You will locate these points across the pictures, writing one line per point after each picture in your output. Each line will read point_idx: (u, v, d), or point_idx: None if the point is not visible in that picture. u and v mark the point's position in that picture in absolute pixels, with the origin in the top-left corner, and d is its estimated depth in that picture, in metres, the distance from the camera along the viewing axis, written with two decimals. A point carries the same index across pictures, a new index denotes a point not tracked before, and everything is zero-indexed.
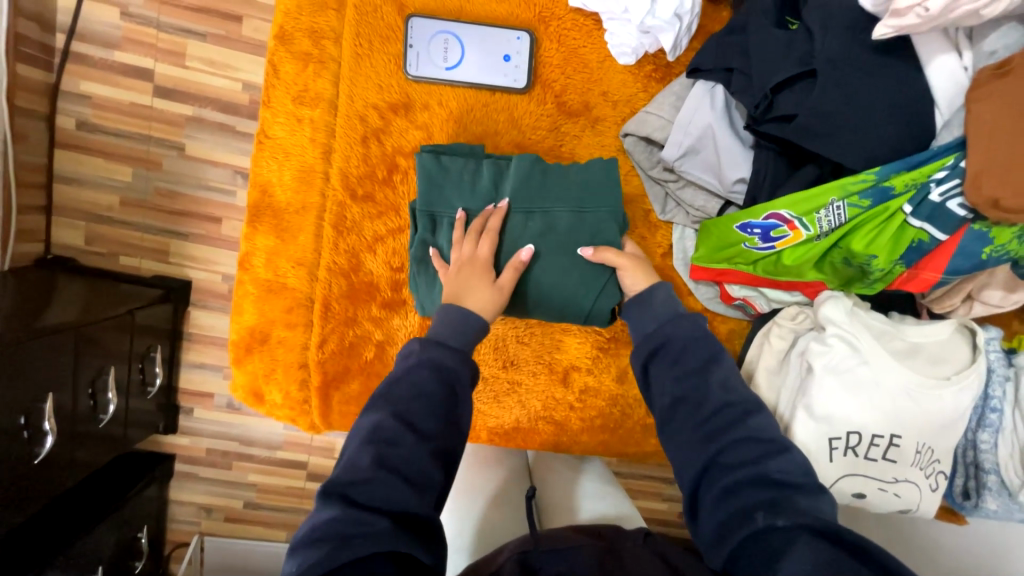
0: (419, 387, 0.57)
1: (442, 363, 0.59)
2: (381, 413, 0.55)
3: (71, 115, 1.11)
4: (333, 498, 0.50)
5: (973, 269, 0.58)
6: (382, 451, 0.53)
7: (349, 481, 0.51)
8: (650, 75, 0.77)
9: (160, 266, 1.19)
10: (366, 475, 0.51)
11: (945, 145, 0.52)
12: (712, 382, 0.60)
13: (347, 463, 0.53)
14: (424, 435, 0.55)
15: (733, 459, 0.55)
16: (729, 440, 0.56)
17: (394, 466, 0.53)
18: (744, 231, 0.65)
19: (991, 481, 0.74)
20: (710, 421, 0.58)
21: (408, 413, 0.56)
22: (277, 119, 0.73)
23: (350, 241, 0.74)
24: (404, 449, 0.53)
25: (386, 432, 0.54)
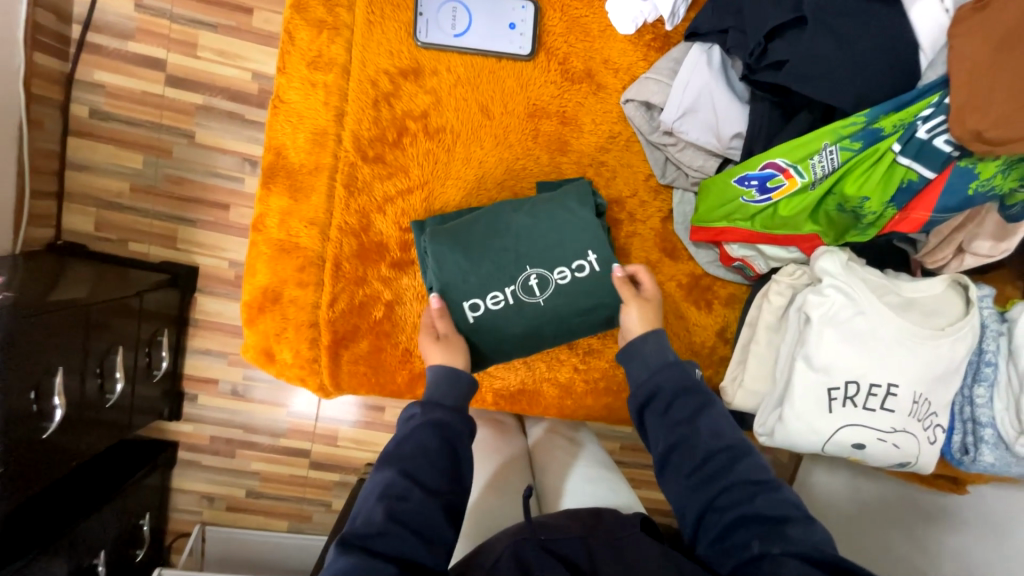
0: (422, 445, 0.59)
1: (449, 413, 0.62)
2: (390, 471, 0.57)
3: (84, 104, 1.14)
4: (348, 552, 0.51)
5: (961, 206, 0.61)
6: (394, 507, 0.54)
7: (365, 536, 0.52)
8: (649, 44, 0.79)
9: (168, 252, 1.22)
10: (379, 530, 0.53)
11: (930, 84, 0.56)
12: (704, 424, 0.61)
13: (364, 517, 0.55)
14: (430, 488, 0.57)
15: (729, 503, 0.56)
16: (725, 485, 0.57)
17: (409, 517, 0.54)
18: (742, 184, 0.68)
19: (987, 434, 0.75)
20: (705, 466, 0.59)
21: (415, 471, 0.57)
22: (292, 84, 0.76)
23: (361, 201, 0.77)
24: (411, 504, 0.55)
25: (396, 489, 0.56)
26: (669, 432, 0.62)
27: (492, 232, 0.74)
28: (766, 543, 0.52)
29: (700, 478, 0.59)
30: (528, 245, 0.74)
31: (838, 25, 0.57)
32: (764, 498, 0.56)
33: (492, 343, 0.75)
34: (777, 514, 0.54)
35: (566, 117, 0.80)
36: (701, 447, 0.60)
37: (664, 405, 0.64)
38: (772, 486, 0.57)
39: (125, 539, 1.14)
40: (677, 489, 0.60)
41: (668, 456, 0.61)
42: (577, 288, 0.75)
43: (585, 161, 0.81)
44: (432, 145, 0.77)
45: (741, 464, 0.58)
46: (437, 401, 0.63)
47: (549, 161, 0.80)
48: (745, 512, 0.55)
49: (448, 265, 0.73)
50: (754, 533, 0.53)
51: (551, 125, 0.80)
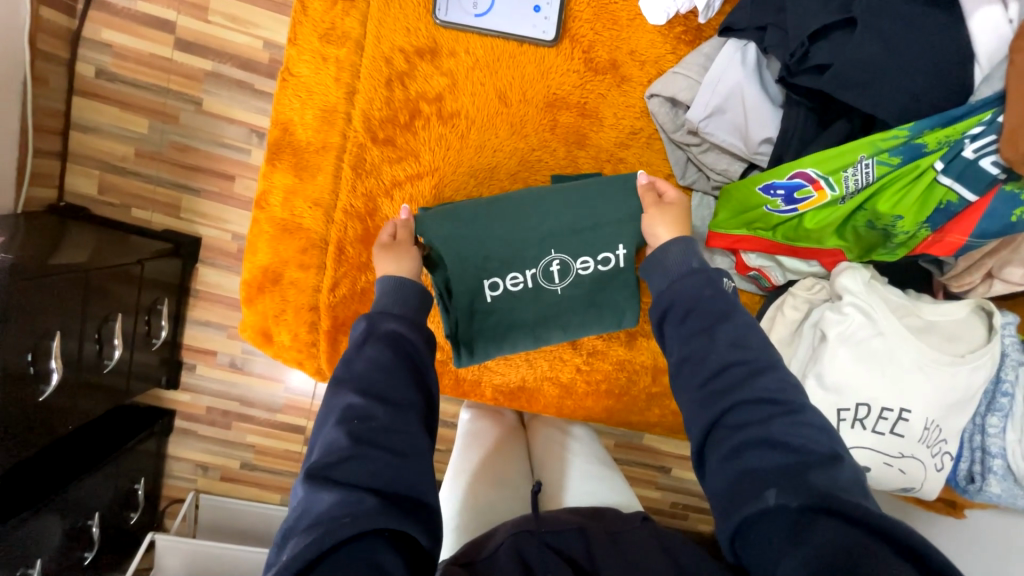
0: (379, 361, 0.53)
1: (403, 324, 0.57)
2: (345, 393, 0.51)
3: (91, 63, 1.11)
4: (318, 486, 0.45)
5: (1001, 232, 0.58)
6: (358, 428, 0.49)
7: (327, 463, 0.47)
8: (680, 37, 0.75)
9: (170, 220, 1.19)
10: (345, 454, 0.47)
11: (985, 99, 0.53)
12: (723, 335, 0.53)
13: (325, 446, 0.48)
14: (395, 402, 0.51)
15: (741, 422, 0.49)
16: (739, 402, 0.50)
17: (377, 436, 0.48)
18: (767, 193, 0.65)
19: (997, 465, 0.73)
20: (721, 377, 0.52)
21: (375, 388, 0.52)
22: (303, 57, 0.73)
23: (368, 184, 0.74)
24: (379, 422, 0.49)
25: (357, 411, 0.50)
26: (685, 343, 0.55)
27: (512, 218, 0.70)
28: (784, 493, 0.43)
29: (711, 391, 0.51)
30: (553, 227, 0.70)
31: (889, 30, 0.54)
32: (784, 421, 0.47)
33: (503, 325, 0.75)
34: (798, 445, 0.46)
35: (587, 110, 0.76)
36: (716, 358, 0.52)
37: (680, 316, 0.56)
38: (793, 408, 0.48)
39: (119, 503, 1.15)
40: (687, 403, 0.53)
41: (679, 370, 0.55)
42: (597, 281, 0.74)
43: (603, 156, 0.78)
44: (446, 130, 0.74)
45: (760, 379, 0.50)
46: (390, 312, 0.58)
47: (566, 154, 0.77)
48: (757, 434, 0.47)
49: (459, 251, 0.70)
50: (769, 471, 0.45)
51: (570, 117, 0.76)
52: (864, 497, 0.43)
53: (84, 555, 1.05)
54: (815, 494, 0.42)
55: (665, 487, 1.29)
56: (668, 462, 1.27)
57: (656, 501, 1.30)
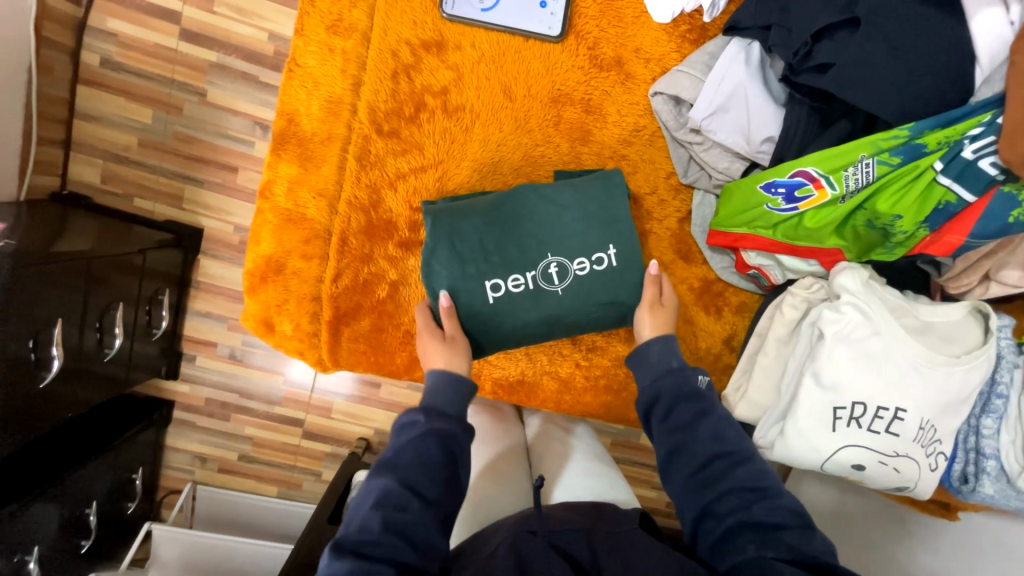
0: (424, 454, 0.58)
1: (453, 424, 0.62)
2: (387, 479, 0.56)
3: (96, 52, 1.11)
4: (342, 555, 0.52)
5: (999, 233, 0.58)
6: (392, 516, 0.54)
7: (358, 540, 0.53)
8: (684, 36, 0.75)
9: (173, 211, 1.20)
10: (377, 538, 0.52)
11: (984, 101, 0.54)
12: (705, 429, 0.61)
13: (358, 524, 0.54)
14: (430, 498, 0.57)
15: (727, 507, 0.56)
16: (723, 490, 0.57)
17: (406, 527, 0.54)
18: (768, 191, 0.66)
19: (990, 466, 0.74)
20: (706, 470, 0.59)
21: (412, 479, 0.57)
22: (309, 48, 0.73)
23: (372, 175, 0.75)
24: (412, 514, 0.54)
25: (394, 498, 0.55)
26: (671, 438, 0.62)
27: (517, 218, 0.72)
28: (763, 548, 0.52)
29: (698, 482, 0.59)
30: (553, 231, 0.72)
31: (892, 30, 0.54)
32: (763, 503, 0.55)
33: (506, 326, 0.73)
34: (775, 523, 0.54)
35: (591, 106, 0.77)
36: (700, 451, 0.60)
37: (665, 410, 0.64)
38: (771, 494, 0.56)
39: (117, 492, 1.15)
40: (680, 491, 0.60)
41: (669, 462, 0.62)
42: (595, 283, 0.73)
43: (606, 153, 0.78)
44: (450, 124, 0.75)
45: (740, 470, 0.58)
46: (440, 410, 0.63)
47: (570, 150, 0.78)
48: (742, 520, 0.54)
49: (462, 249, 0.71)
50: (751, 541, 0.53)
51: (575, 113, 0.77)
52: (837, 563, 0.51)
53: (81, 543, 1.05)
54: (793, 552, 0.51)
55: (661, 487, 1.29)
56: None
57: (652, 501, 1.31)
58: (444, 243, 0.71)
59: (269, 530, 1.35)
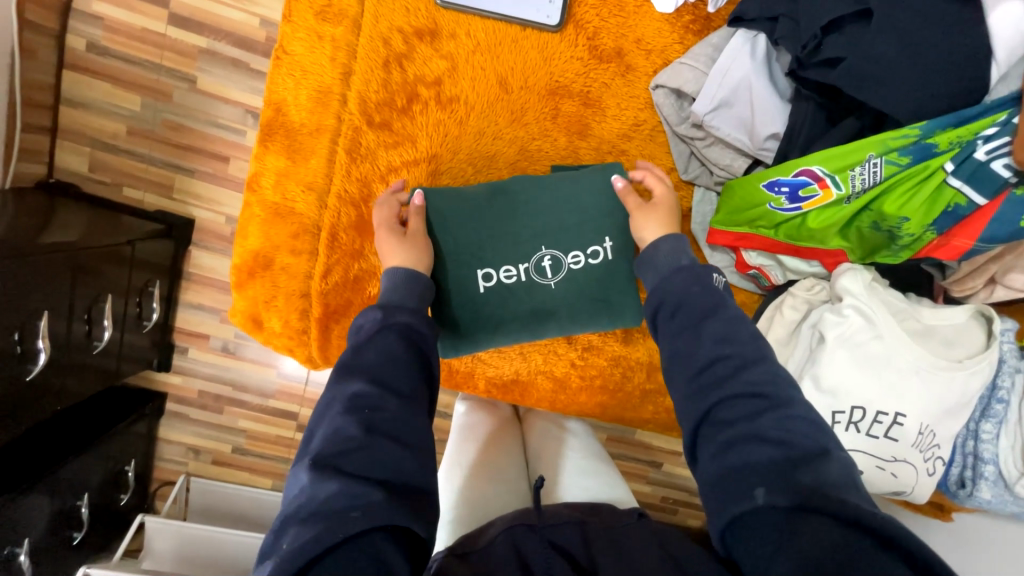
0: (387, 352, 0.52)
1: (411, 315, 0.56)
2: (354, 383, 0.50)
3: (82, 37, 1.07)
4: (323, 475, 0.44)
5: (1010, 238, 0.56)
6: (368, 420, 0.48)
7: (337, 454, 0.46)
8: (688, 27, 0.73)
9: (163, 201, 1.17)
10: (357, 444, 0.46)
11: (1000, 100, 0.51)
12: (711, 329, 0.53)
13: (330, 437, 0.47)
14: (404, 394, 0.51)
15: (731, 418, 0.48)
16: (727, 396, 0.49)
17: (387, 426, 0.48)
18: (771, 190, 0.64)
19: (988, 471, 0.73)
20: (709, 371, 0.51)
21: (383, 378, 0.51)
22: (298, 35, 0.70)
23: (362, 169, 0.72)
24: (389, 413, 0.49)
25: (365, 400, 0.49)
26: (674, 339, 0.55)
27: (513, 207, 0.70)
28: (773, 492, 0.42)
29: (702, 384, 0.51)
30: (547, 221, 0.70)
31: (907, 24, 0.52)
32: (774, 416, 0.47)
33: (499, 316, 0.72)
34: (787, 440, 0.45)
35: (590, 99, 0.74)
36: (704, 353, 0.52)
37: (673, 312, 0.56)
38: (782, 403, 0.48)
39: (109, 485, 1.14)
40: (678, 396, 0.53)
41: (670, 365, 0.54)
42: (590, 276, 0.72)
43: (605, 148, 0.76)
44: (444, 116, 0.72)
45: (748, 373, 0.49)
46: (397, 304, 0.57)
47: (567, 144, 0.76)
48: (745, 429, 0.46)
49: (455, 229, 0.69)
50: (759, 468, 0.44)
51: (573, 106, 0.74)
52: (857, 493, 0.43)
53: (73, 535, 1.04)
54: (805, 492, 0.42)
55: (655, 481, 1.29)
56: (660, 456, 1.28)
57: (647, 495, 1.30)
58: (436, 221, 0.68)
59: (264, 522, 1.34)
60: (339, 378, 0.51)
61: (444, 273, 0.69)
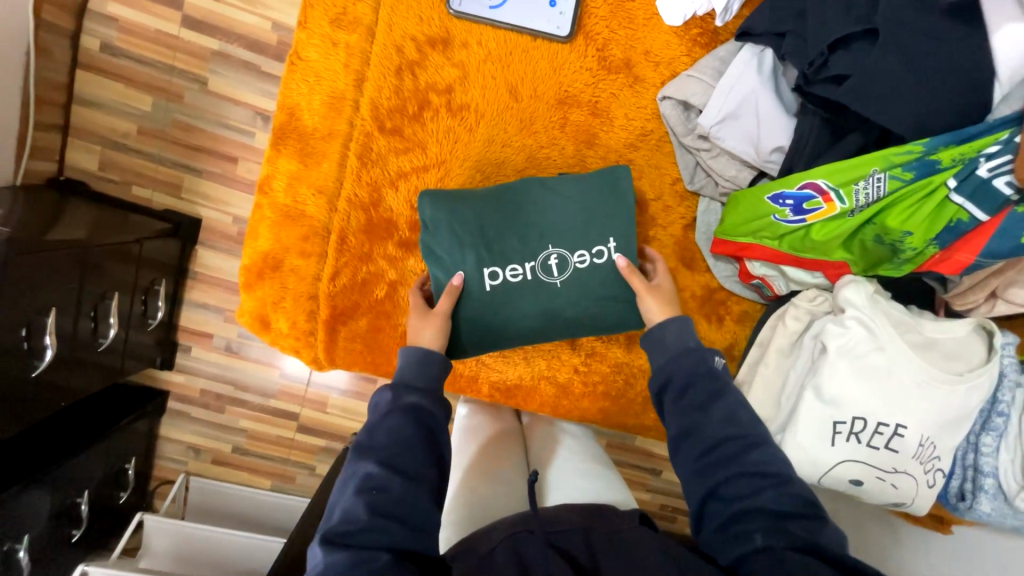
0: (397, 434, 0.56)
1: (423, 397, 0.59)
2: (368, 463, 0.54)
3: (96, 37, 1.09)
4: (331, 549, 0.49)
5: (1012, 254, 0.57)
6: (374, 501, 0.51)
7: (344, 532, 0.49)
8: (695, 40, 0.74)
9: (172, 201, 1.18)
10: (363, 525, 0.50)
11: (1002, 119, 0.53)
12: (717, 410, 0.58)
13: (343, 513, 0.51)
14: (412, 475, 0.54)
15: (736, 494, 0.53)
16: (732, 474, 0.54)
17: (393, 507, 0.51)
18: (776, 202, 0.65)
19: (988, 484, 0.73)
20: (716, 450, 0.56)
21: (393, 459, 0.54)
22: (312, 41, 0.71)
23: (373, 174, 0.73)
24: (393, 495, 0.52)
25: (375, 481, 0.52)
26: (680, 418, 0.59)
27: (520, 206, 0.71)
28: (770, 537, 0.49)
29: (707, 463, 0.56)
30: (553, 220, 0.71)
31: (912, 43, 0.53)
32: (774, 491, 0.52)
33: (507, 321, 0.71)
34: (781, 509, 0.51)
35: (597, 109, 0.75)
36: (711, 431, 0.57)
37: (678, 391, 0.61)
38: (782, 481, 0.53)
39: (109, 482, 1.14)
40: (686, 474, 0.57)
41: (678, 445, 0.59)
42: (596, 276, 0.71)
43: (611, 157, 0.77)
44: (454, 122, 0.73)
45: (751, 454, 0.55)
46: (408, 384, 0.60)
47: (575, 152, 0.77)
48: (751, 506, 0.52)
49: (461, 231, 0.70)
50: (759, 528, 0.50)
51: (581, 116, 0.75)
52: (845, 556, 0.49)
53: (73, 532, 1.05)
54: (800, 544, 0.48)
55: (655, 488, 1.29)
56: (660, 464, 1.28)
57: (646, 503, 1.30)
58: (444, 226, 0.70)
59: (263, 523, 1.34)
60: (355, 458, 0.55)
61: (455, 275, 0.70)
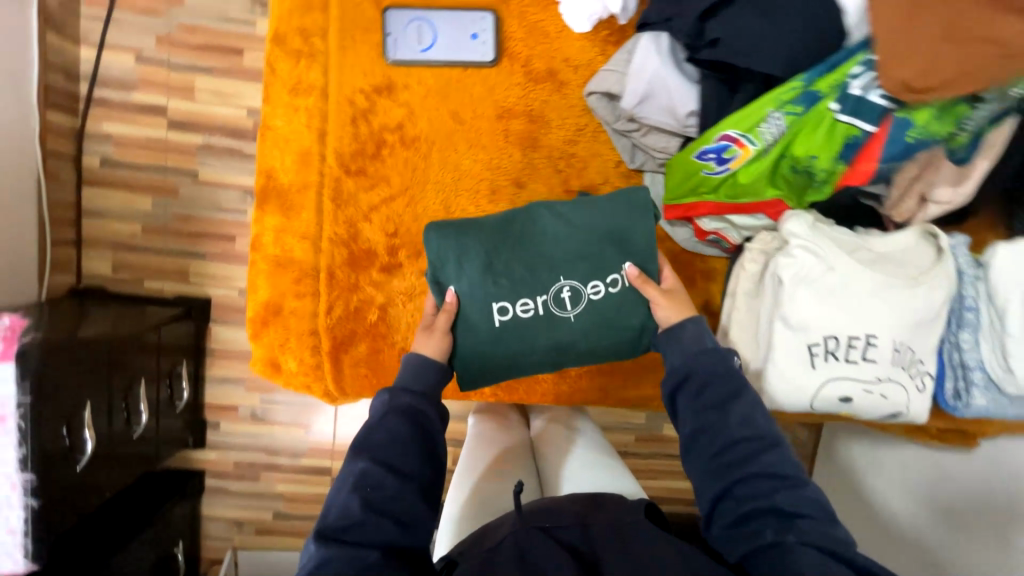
0: (393, 433, 0.62)
1: (412, 398, 0.65)
2: (362, 462, 0.59)
3: (95, 155, 1.23)
4: (328, 544, 0.54)
5: (903, 154, 0.63)
6: (368, 496, 0.57)
7: (341, 528, 0.55)
8: (606, 40, 0.84)
9: (181, 288, 1.28)
10: (357, 519, 0.55)
11: (855, 45, 0.62)
12: (735, 412, 0.61)
13: (339, 509, 0.56)
14: (404, 472, 0.60)
15: (749, 493, 0.57)
16: (748, 475, 0.58)
17: (385, 503, 0.57)
18: (701, 159, 0.72)
19: (977, 377, 0.76)
20: (729, 452, 0.59)
21: (388, 459, 0.60)
22: (277, 111, 0.82)
23: (348, 212, 0.82)
24: (387, 491, 0.58)
25: (370, 479, 0.58)
26: (698, 417, 0.62)
27: (525, 236, 0.75)
28: (782, 533, 0.54)
29: (722, 464, 0.59)
30: (561, 253, 0.74)
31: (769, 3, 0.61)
32: (786, 492, 0.56)
33: (514, 349, 0.75)
34: (795, 508, 0.55)
35: (534, 115, 0.85)
36: (729, 433, 0.60)
37: (696, 389, 0.64)
38: (796, 482, 0.57)
39: (162, 566, 1.19)
40: (700, 470, 0.61)
41: (692, 441, 0.62)
42: (612, 304, 0.75)
43: (555, 154, 0.86)
44: (410, 154, 0.83)
45: (767, 455, 0.58)
46: (404, 386, 0.67)
47: (522, 157, 0.85)
48: (763, 505, 0.56)
49: (468, 263, 0.73)
50: (767, 528, 0.55)
51: (520, 124, 0.85)
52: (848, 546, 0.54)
53: None
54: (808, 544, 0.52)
55: None
56: None
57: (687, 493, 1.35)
58: (451, 258, 0.74)
59: None
60: (351, 458, 0.60)
61: (463, 303, 0.74)
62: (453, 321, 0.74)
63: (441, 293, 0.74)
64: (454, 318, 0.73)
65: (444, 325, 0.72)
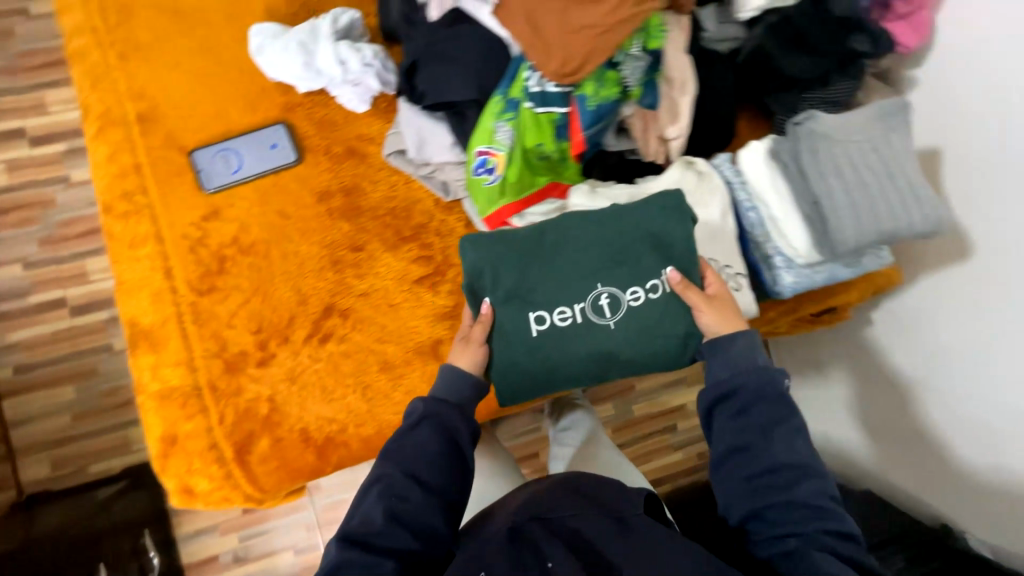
0: (421, 446, 0.74)
1: (454, 419, 0.77)
2: (392, 472, 0.72)
3: (9, 365, 1.27)
4: (349, 548, 0.67)
5: (597, 116, 0.84)
6: (398, 508, 0.70)
7: (365, 533, 0.69)
8: (387, 110, 1.00)
9: (127, 459, 1.28)
10: (381, 528, 0.69)
11: (518, 62, 0.85)
12: (777, 438, 0.72)
13: (363, 516, 0.70)
14: (430, 487, 0.72)
15: (775, 514, 0.69)
16: (779, 499, 0.69)
17: (410, 515, 0.70)
18: (477, 175, 0.87)
19: (781, 262, 0.87)
20: (764, 477, 0.71)
21: (414, 471, 0.73)
22: (124, 266, 0.91)
23: (211, 327, 0.90)
24: (410, 504, 0.71)
25: (400, 490, 0.71)
26: (734, 434, 0.73)
27: (547, 254, 0.80)
28: (801, 542, 0.66)
29: (756, 483, 0.71)
30: (585, 267, 0.79)
31: None
32: (816, 519, 0.68)
33: (551, 358, 0.80)
34: (808, 530, 0.67)
35: (348, 188, 0.97)
36: (766, 458, 0.71)
37: (738, 407, 0.74)
38: (823, 511, 0.68)
39: None
40: (731, 484, 0.72)
41: (728, 455, 0.73)
42: (654, 309, 0.80)
43: (377, 211, 0.97)
44: (251, 259, 0.92)
45: (802, 484, 0.69)
46: (438, 401, 0.77)
47: (351, 225, 0.96)
48: (791, 525, 0.68)
49: (505, 278, 0.79)
50: (787, 536, 0.68)
51: (339, 200, 0.96)
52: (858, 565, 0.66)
53: None
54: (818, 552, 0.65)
55: (681, 444, 1.45)
56: (672, 419, 1.45)
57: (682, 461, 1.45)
58: (482, 276, 0.80)
59: None
60: (382, 465, 0.74)
61: (497, 316, 0.80)
62: (487, 331, 0.80)
63: (473, 300, 0.80)
64: (489, 334, 0.80)
65: (480, 335, 0.80)
